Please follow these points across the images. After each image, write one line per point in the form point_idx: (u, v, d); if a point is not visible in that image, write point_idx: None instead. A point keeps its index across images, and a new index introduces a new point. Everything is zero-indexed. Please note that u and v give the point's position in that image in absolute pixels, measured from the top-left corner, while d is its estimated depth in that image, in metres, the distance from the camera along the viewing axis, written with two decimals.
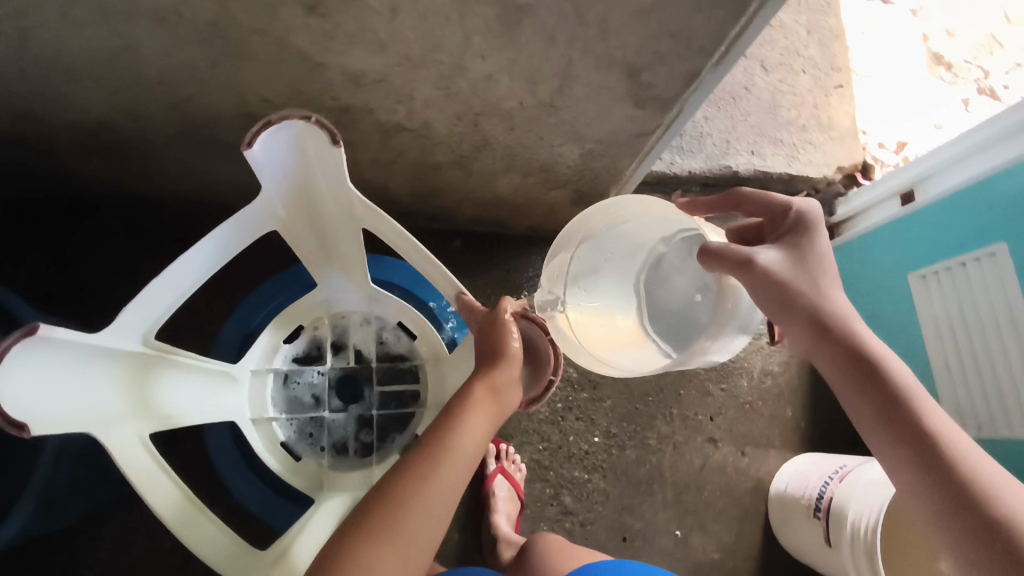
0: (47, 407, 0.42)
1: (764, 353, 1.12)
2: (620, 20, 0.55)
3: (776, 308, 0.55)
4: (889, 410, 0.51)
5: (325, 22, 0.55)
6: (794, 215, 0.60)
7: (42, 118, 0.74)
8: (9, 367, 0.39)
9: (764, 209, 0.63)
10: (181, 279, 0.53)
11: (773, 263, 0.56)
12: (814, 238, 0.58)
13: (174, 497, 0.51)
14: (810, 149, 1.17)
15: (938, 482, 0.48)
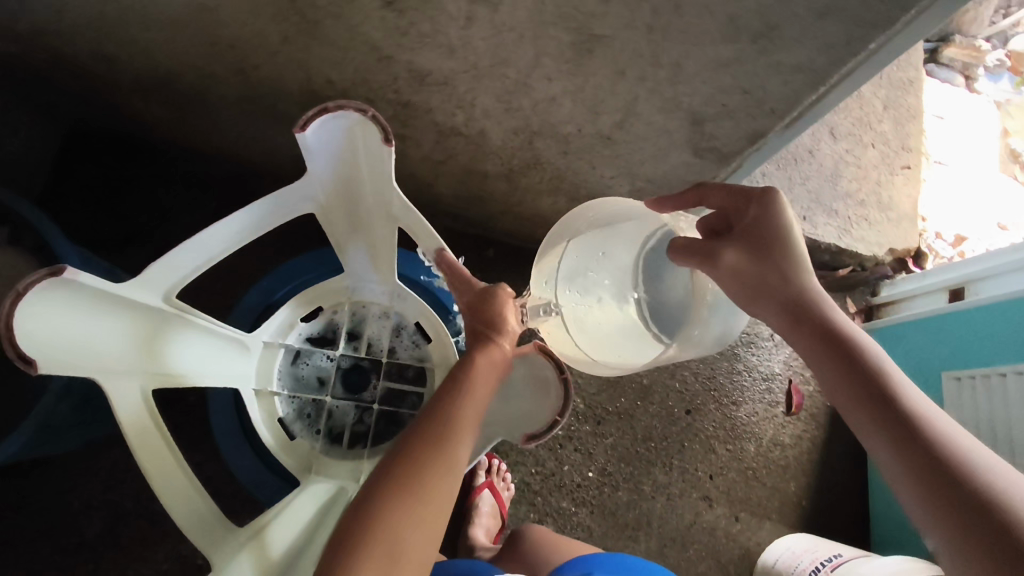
0: (57, 346, 0.44)
1: (777, 422, 1.09)
2: (694, 68, 0.54)
3: (748, 295, 0.55)
4: (866, 393, 0.49)
5: (401, 18, 0.56)
6: (753, 206, 0.55)
7: (115, 59, 0.76)
8: (29, 302, 0.41)
9: (725, 202, 0.57)
10: (213, 243, 0.53)
11: (740, 257, 0.54)
12: (785, 225, 0.55)
13: (163, 457, 0.51)
14: (864, 225, 1.14)
15: (915, 462, 0.45)
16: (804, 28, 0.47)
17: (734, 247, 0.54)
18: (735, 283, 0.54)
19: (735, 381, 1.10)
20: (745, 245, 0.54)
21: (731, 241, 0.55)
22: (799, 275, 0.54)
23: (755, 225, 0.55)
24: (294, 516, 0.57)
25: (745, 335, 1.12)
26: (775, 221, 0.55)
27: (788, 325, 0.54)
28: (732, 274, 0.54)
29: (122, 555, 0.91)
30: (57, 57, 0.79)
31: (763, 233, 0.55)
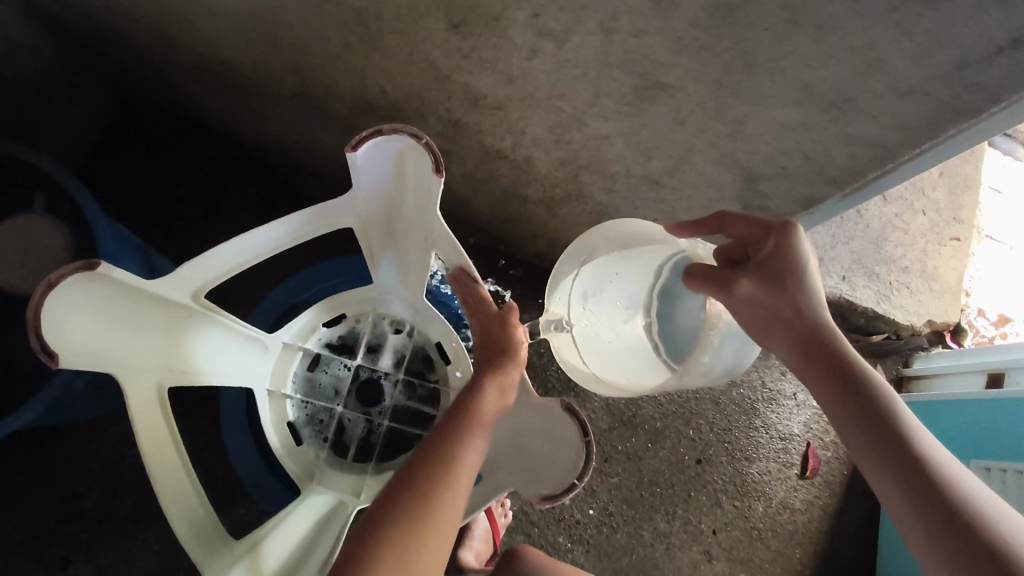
0: (81, 340, 0.47)
1: (789, 484, 1.06)
2: (757, 128, 0.52)
3: (760, 325, 0.53)
4: (878, 433, 0.48)
5: (463, 42, 0.55)
6: (772, 238, 0.54)
7: (175, 42, 0.76)
8: (65, 292, 0.45)
9: (747, 230, 0.56)
10: (248, 247, 0.55)
11: (753, 290, 0.52)
12: (803, 261, 0.53)
13: (170, 451, 0.53)
14: (905, 293, 1.10)
15: (925, 506, 0.44)
16: (882, 104, 0.45)
17: (749, 278, 0.53)
18: (749, 312, 0.53)
19: (751, 437, 1.07)
20: (763, 275, 0.53)
21: (746, 272, 0.53)
22: (815, 308, 0.53)
23: (774, 257, 0.53)
24: (291, 532, 0.57)
25: (768, 390, 1.09)
26: (794, 254, 0.53)
27: (799, 357, 0.53)
28: (746, 303, 0.53)
29: (116, 529, 0.91)
30: (120, 34, 0.80)
31: (783, 264, 0.53)
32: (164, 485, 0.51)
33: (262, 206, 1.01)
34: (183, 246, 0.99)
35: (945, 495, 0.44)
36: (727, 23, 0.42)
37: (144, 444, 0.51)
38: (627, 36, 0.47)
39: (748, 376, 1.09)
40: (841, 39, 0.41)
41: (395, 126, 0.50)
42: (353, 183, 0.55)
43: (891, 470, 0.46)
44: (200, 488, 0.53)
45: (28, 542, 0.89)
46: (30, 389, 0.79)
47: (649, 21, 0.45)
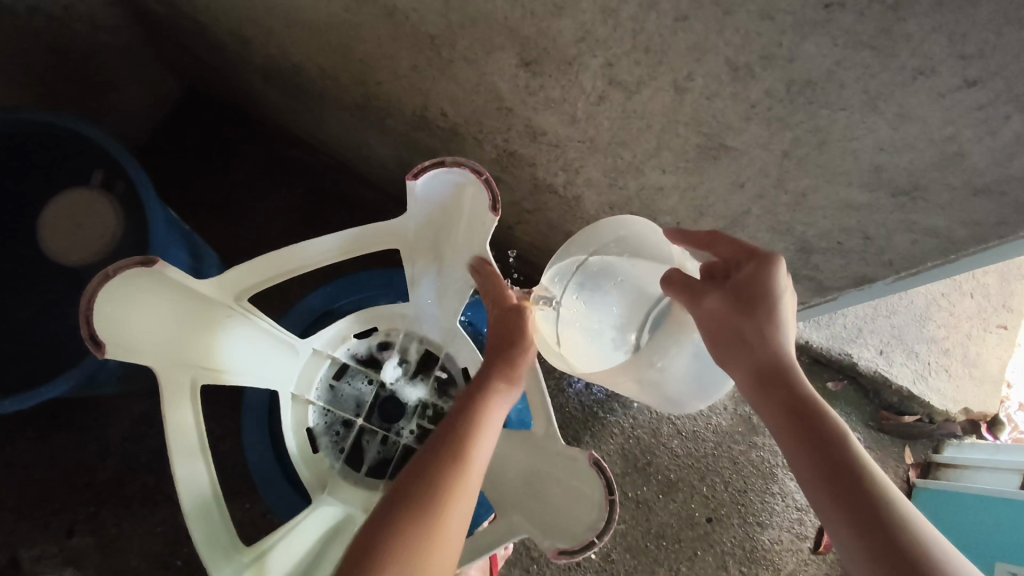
0: (126, 333, 0.50)
1: (800, 557, 1.02)
2: (820, 202, 0.51)
3: (721, 347, 0.51)
4: (836, 471, 0.43)
5: (533, 80, 0.55)
6: (751, 262, 0.51)
7: (248, 42, 0.78)
8: (121, 285, 0.48)
9: (732, 251, 0.52)
10: (299, 258, 0.56)
11: (720, 308, 0.50)
12: (776, 294, 0.50)
13: (193, 446, 0.54)
14: (942, 376, 1.07)
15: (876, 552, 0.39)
16: (955, 198, 0.44)
17: (719, 296, 0.51)
18: (713, 329, 0.51)
19: (766, 502, 1.04)
20: (731, 297, 0.51)
21: (718, 289, 0.51)
22: (776, 338, 0.50)
23: (749, 282, 0.50)
24: (296, 544, 0.57)
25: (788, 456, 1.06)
26: (771, 284, 0.50)
27: (755, 384, 0.49)
28: (710, 320, 0.51)
29: (123, 507, 0.91)
30: (197, 27, 0.82)
31: (755, 291, 0.50)
32: (185, 483, 0.52)
33: (308, 206, 1.03)
34: (227, 235, 1.01)
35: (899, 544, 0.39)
36: (804, 98, 0.42)
37: (173, 437, 0.53)
38: (699, 98, 0.46)
39: (770, 440, 1.07)
40: (922, 129, 0.40)
41: (459, 160, 0.53)
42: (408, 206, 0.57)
43: (846, 513, 0.42)
44: (217, 489, 0.54)
45: (38, 506, 0.91)
46: (63, 357, 0.81)
47: (724, 87, 0.44)
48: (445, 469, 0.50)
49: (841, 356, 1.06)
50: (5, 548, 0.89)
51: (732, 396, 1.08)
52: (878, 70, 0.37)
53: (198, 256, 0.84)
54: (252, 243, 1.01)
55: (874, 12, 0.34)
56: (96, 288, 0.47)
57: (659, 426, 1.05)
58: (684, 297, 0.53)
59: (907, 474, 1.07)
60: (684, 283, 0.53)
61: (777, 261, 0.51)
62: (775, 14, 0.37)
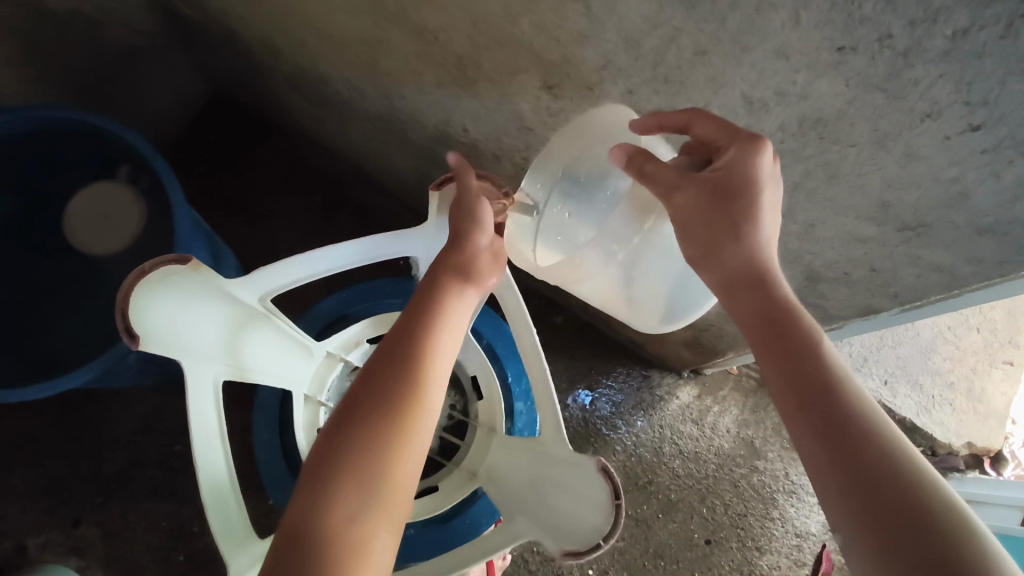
0: (158, 330, 0.51)
1: None
2: (828, 233, 0.52)
3: (694, 246, 0.48)
4: (801, 379, 0.43)
5: (553, 102, 0.57)
6: (733, 144, 0.43)
7: (278, 52, 0.81)
8: (158, 282, 0.50)
9: (712, 133, 0.44)
10: (324, 264, 0.59)
11: (695, 199, 0.46)
12: (756, 182, 0.45)
13: (213, 437, 0.56)
14: (946, 410, 1.08)
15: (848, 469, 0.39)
16: (959, 237, 0.45)
17: (694, 189, 0.46)
18: (687, 227, 0.47)
19: (766, 527, 1.04)
20: (707, 193, 0.46)
21: (696, 180, 0.46)
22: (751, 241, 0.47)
23: (728, 172, 0.45)
24: None
25: (789, 483, 1.07)
26: (751, 173, 0.44)
27: (729, 290, 0.48)
28: (683, 216, 0.47)
29: (130, 499, 0.93)
30: (228, 33, 0.84)
31: (735, 182, 0.45)
32: (206, 473, 0.54)
33: (326, 212, 1.05)
34: (246, 237, 1.04)
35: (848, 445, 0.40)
36: (815, 134, 0.43)
37: (197, 428, 0.55)
38: None
39: (771, 465, 1.07)
40: (928, 168, 0.41)
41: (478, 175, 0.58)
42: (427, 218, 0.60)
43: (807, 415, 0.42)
44: (233, 477, 0.56)
45: (48, 494, 0.92)
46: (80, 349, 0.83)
47: (739, 120, 0.46)
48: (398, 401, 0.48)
49: None
50: (13, 534, 0.91)
51: (736, 418, 1.09)
52: (886, 110, 0.39)
53: (218, 255, 0.86)
54: (269, 247, 1.03)
55: (884, 58, 0.35)
56: (133, 281, 0.49)
57: (661, 446, 1.06)
58: (656, 185, 0.47)
59: None
60: (652, 165, 0.46)
61: (762, 146, 0.43)
62: (789, 54, 0.38)
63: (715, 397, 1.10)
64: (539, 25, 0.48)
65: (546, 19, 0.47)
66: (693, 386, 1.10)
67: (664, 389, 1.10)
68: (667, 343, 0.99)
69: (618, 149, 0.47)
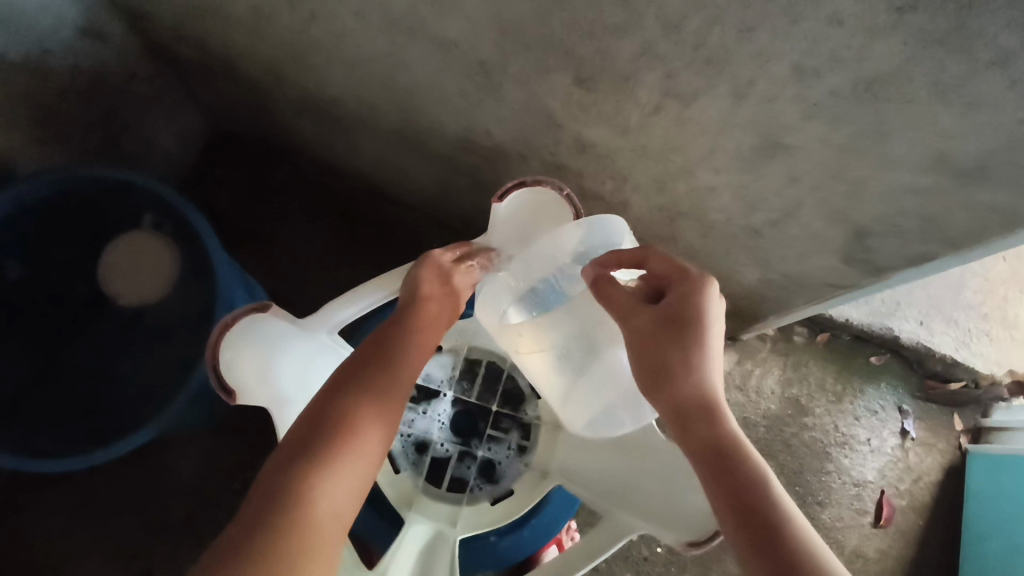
0: (246, 375, 0.58)
1: (863, 532, 1.04)
2: (878, 189, 0.53)
3: (644, 371, 0.55)
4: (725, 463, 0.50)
5: (586, 96, 0.57)
6: (685, 284, 0.55)
7: (286, 81, 0.81)
8: (243, 330, 0.58)
9: (664, 271, 0.57)
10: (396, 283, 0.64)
11: (650, 323, 0.55)
12: (706, 310, 0.55)
13: None
14: (983, 340, 1.09)
15: (737, 504, 0.48)
16: (1019, 176, 0.45)
17: (653, 315, 0.55)
18: (643, 346, 0.55)
19: (824, 481, 1.06)
20: (662, 319, 0.55)
21: (655, 308, 0.55)
22: (702, 362, 0.54)
23: (683, 302, 0.55)
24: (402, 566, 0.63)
25: (841, 434, 1.08)
26: (699, 304, 0.55)
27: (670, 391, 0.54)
28: (637, 339, 0.56)
29: (199, 544, 0.94)
30: (231, 68, 0.84)
31: (687, 308, 0.55)
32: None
33: (347, 233, 1.06)
34: (272, 268, 1.05)
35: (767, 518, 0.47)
36: (868, 94, 0.43)
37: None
38: (760, 101, 0.48)
39: (819, 420, 1.09)
40: (988, 114, 0.41)
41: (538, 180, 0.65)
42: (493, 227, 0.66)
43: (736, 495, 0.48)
44: None
45: (117, 550, 0.93)
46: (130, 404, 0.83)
47: (786, 90, 0.46)
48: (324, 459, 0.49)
49: (884, 331, 1.08)
50: None
51: (779, 379, 1.10)
52: (945, 63, 0.39)
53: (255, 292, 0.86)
54: (298, 276, 1.05)
55: (947, 11, 0.36)
56: (219, 336, 0.58)
57: None
58: (616, 305, 0.56)
59: (958, 440, 1.09)
60: (612, 289, 0.56)
61: (707, 288, 0.55)
62: (844, 19, 0.38)
63: (756, 360, 1.10)
64: (572, 23, 0.48)
65: (580, 16, 0.47)
66: (733, 352, 1.10)
67: None
68: None
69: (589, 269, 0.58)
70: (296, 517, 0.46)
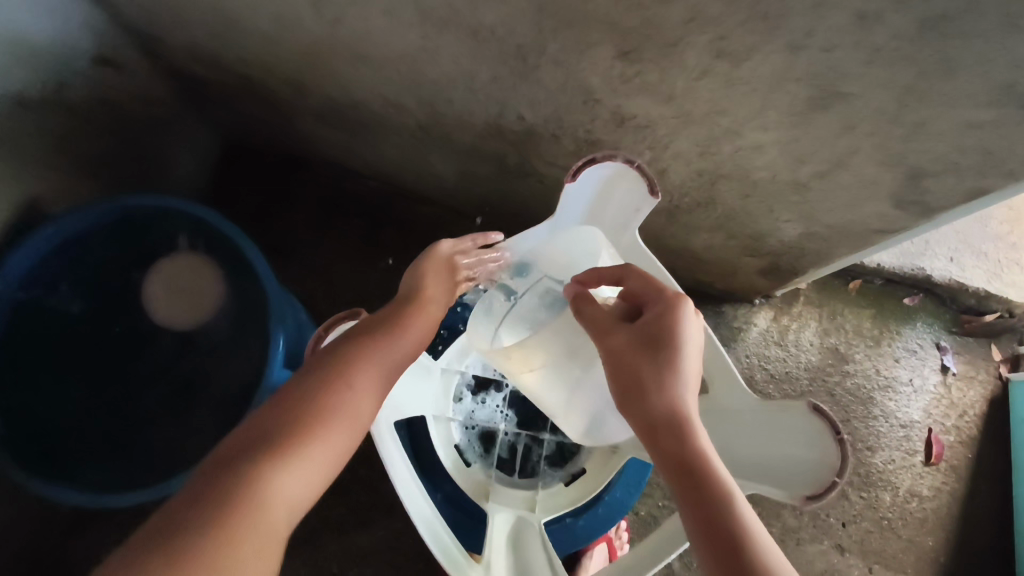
0: None
1: (915, 472, 1.05)
2: (938, 129, 0.52)
3: (617, 387, 0.53)
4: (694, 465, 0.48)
5: (629, 68, 0.56)
6: (662, 301, 0.55)
7: (303, 86, 0.79)
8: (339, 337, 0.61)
9: (641, 288, 0.57)
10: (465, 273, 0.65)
11: (625, 338, 0.54)
12: (684, 324, 0.54)
13: (407, 479, 0.61)
14: (1015, 269, 1.09)
15: (693, 512, 0.46)
16: None
17: (626, 331, 0.54)
18: (617, 361, 0.53)
19: (872, 426, 1.07)
20: (636, 336, 0.53)
21: (630, 325, 0.54)
22: (679, 374, 0.51)
23: (660, 317, 0.54)
24: (500, 550, 0.65)
25: (883, 378, 1.09)
26: (675, 319, 0.53)
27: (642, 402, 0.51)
28: (611, 359, 0.54)
29: None
30: (244, 81, 0.82)
31: (664, 323, 0.53)
32: (413, 508, 0.60)
33: (369, 234, 1.05)
34: (300, 277, 1.03)
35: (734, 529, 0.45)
36: (935, 33, 0.43)
37: (393, 471, 0.60)
38: (817, 53, 0.48)
39: (861, 366, 1.10)
40: None
41: (609, 154, 0.58)
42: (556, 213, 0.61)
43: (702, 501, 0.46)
44: (432, 506, 0.62)
45: None
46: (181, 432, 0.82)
47: (847, 38, 0.45)
48: (297, 432, 0.48)
49: (914, 271, 1.08)
50: None
51: (817, 330, 1.10)
52: None
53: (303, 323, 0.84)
54: (328, 283, 1.03)
55: None
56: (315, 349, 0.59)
57: (752, 375, 1.08)
58: (593, 324, 0.55)
59: (998, 370, 1.10)
60: (590, 307, 0.56)
61: (684, 305, 0.55)
62: None
63: (791, 314, 1.11)
64: None
65: None
66: (768, 310, 1.11)
67: (741, 320, 1.10)
68: (742, 275, 0.99)
69: (569, 287, 0.59)
70: (241, 487, 0.44)
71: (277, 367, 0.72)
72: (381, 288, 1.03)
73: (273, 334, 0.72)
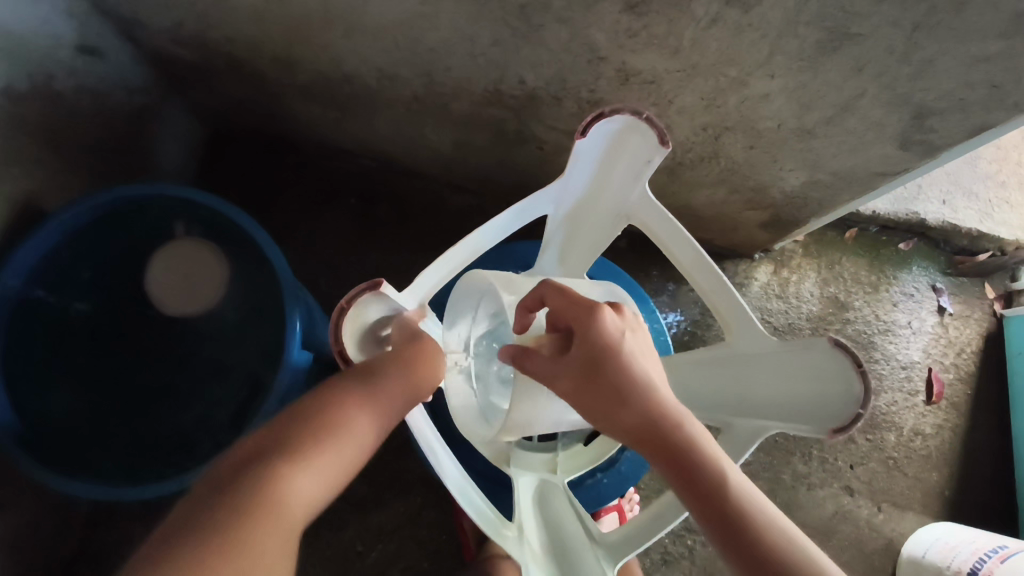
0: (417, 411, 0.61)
1: (917, 412, 1.08)
2: (945, 66, 0.52)
3: (589, 418, 0.53)
4: (696, 484, 0.49)
5: (636, 21, 0.55)
6: (581, 320, 0.52)
7: (294, 64, 0.77)
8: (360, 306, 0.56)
9: (561, 311, 0.53)
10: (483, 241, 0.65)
11: (567, 379, 0.52)
12: (615, 335, 0.52)
13: (438, 452, 0.61)
14: (1005, 209, 1.11)
15: (713, 527, 0.48)
16: None
17: (567, 370, 0.52)
18: (575, 400, 0.52)
19: (874, 369, 1.10)
20: (580, 368, 0.51)
21: (567, 359, 0.52)
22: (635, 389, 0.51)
23: (589, 339, 0.52)
24: (528, 511, 0.66)
25: (882, 322, 1.11)
26: (605, 334, 0.52)
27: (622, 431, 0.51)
28: (568, 399, 0.52)
29: None
30: (231, 62, 0.80)
31: (597, 345, 0.52)
32: (447, 476, 0.61)
33: (364, 214, 1.04)
34: (299, 260, 1.02)
35: (751, 533, 0.47)
36: None
37: (424, 443, 0.60)
38: None
39: (861, 313, 1.12)
40: None
41: (617, 107, 0.58)
42: (568, 165, 0.63)
43: (715, 520, 0.48)
44: (462, 471, 0.63)
45: None
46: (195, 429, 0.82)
47: None
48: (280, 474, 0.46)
49: (909, 216, 1.09)
50: None
51: (816, 281, 1.12)
52: None
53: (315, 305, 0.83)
54: (329, 266, 1.02)
55: None
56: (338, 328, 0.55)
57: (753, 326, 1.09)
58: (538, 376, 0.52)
59: (992, 307, 1.13)
60: (529, 360, 0.52)
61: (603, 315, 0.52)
62: None
63: (790, 267, 1.12)
64: None
65: None
66: (767, 264, 1.12)
67: (742, 275, 1.11)
68: (742, 229, 1.00)
69: (503, 352, 0.53)
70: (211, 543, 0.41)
71: (295, 348, 0.72)
72: (383, 266, 1.03)
73: (288, 317, 0.72)
